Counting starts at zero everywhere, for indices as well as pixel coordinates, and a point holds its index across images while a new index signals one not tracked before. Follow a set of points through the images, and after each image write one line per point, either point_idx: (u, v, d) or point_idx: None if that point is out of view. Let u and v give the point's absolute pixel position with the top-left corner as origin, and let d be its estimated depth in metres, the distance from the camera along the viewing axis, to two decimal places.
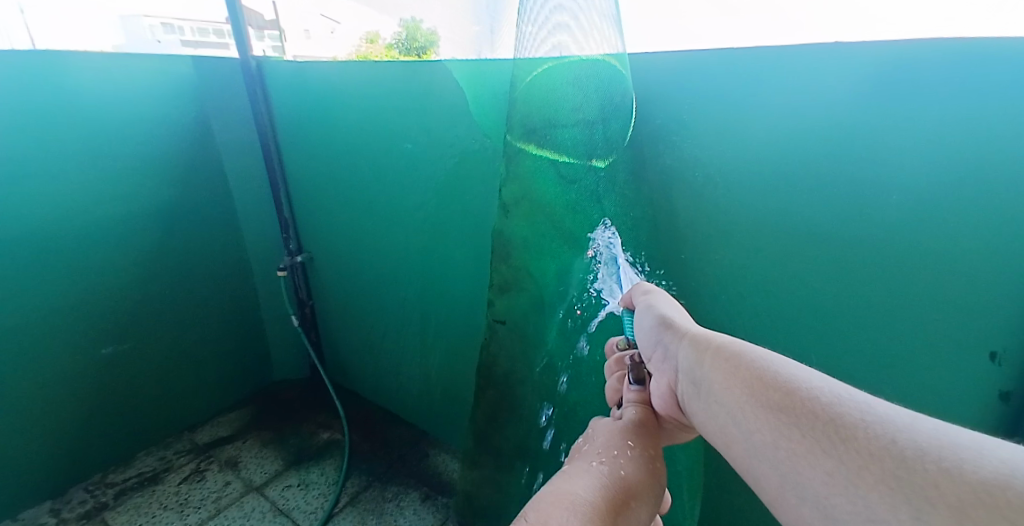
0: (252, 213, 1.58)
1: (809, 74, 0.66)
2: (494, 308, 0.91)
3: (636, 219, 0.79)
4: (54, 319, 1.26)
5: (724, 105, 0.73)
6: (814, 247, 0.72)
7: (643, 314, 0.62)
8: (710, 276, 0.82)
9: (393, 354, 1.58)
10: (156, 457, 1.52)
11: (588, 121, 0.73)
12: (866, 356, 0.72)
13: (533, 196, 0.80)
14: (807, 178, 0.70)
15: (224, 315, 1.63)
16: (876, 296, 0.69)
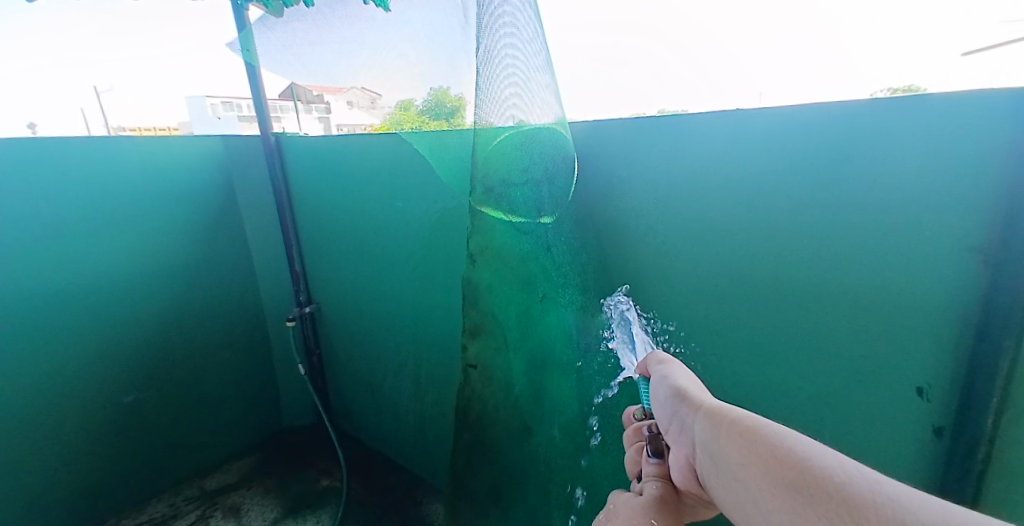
0: (266, 267, 1.65)
1: (792, 135, 0.72)
2: (468, 353, 1.02)
3: (585, 265, 0.88)
4: (70, 370, 1.30)
5: (716, 156, 0.79)
6: (772, 316, 0.80)
7: (658, 380, 0.55)
8: (710, 338, 0.86)
9: (397, 402, 1.60)
10: (166, 503, 1.54)
11: (537, 182, 0.77)
12: (855, 417, 0.77)
13: (494, 247, 0.87)
14: (802, 223, 0.74)
15: (239, 365, 1.67)
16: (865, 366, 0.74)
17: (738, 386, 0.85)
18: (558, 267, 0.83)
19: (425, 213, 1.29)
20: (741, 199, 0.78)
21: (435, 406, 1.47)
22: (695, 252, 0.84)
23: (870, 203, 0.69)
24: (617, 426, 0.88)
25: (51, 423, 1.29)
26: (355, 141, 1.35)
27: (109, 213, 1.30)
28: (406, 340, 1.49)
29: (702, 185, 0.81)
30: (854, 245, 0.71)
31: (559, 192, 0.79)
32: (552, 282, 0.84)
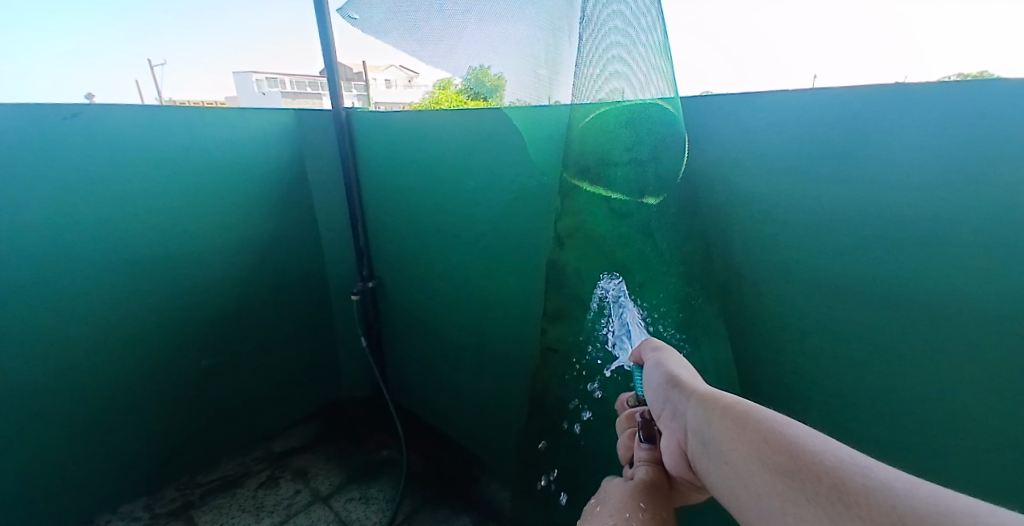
0: (336, 246, 1.84)
1: (804, 121, 0.76)
2: (549, 336, 1.10)
3: (688, 252, 0.82)
4: (178, 330, 1.55)
5: (731, 139, 0.83)
6: (831, 293, 0.80)
7: (656, 371, 0.65)
8: (767, 312, 0.87)
9: (451, 376, 1.72)
10: (238, 461, 1.77)
11: (641, 160, 0.75)
12: (902, 399, 0.78)
13: (585, 230, 0.89)
14: (810, 206, 0.78)
15: (305, 333, 1.89)
16: (906, 345, 0.75)
17: (776, 371, 0.88)
18: (659, 253, 0.81)
19: (479, 194, 1.38)
20: (850, 187, 0.74)
21: (495, 383, 1.55)
22: (803, 244, 0.81)
23: (937, 204, 0.68)
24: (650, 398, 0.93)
25: (162, 375, 1.55)
26: (417, 125, 1.45)
27: (209, 197, 1.52)
28: (467, 318, 1.59)
29: (798, 170, 0.78)
30: (926, 247, 0.71)
31: (670, 170, 0.76)
32: (651, 271, 0.82)
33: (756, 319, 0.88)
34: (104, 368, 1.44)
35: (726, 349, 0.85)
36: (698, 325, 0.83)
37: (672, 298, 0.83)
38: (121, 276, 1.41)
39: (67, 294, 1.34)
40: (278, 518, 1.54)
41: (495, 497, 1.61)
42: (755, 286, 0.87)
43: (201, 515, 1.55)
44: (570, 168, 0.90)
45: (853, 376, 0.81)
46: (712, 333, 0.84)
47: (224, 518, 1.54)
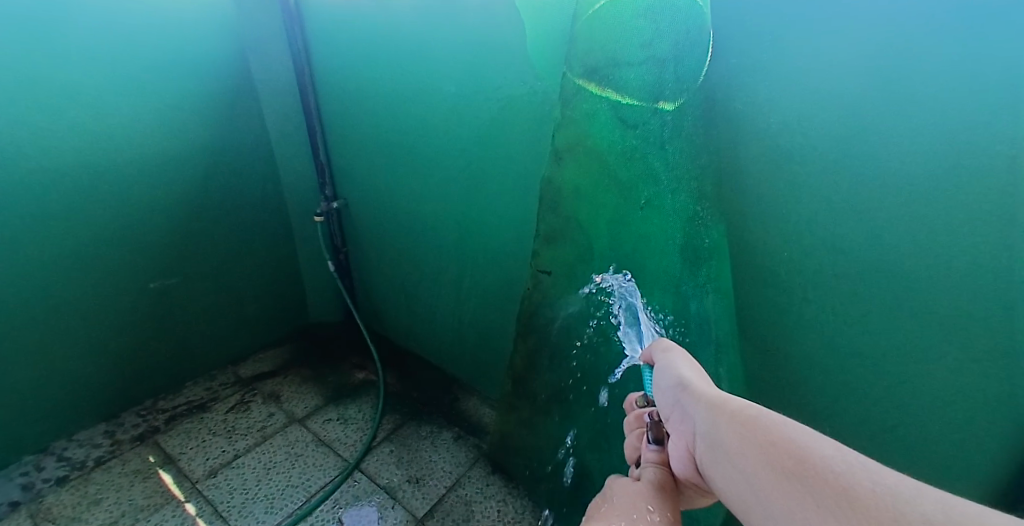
0: (293, 161, 1.67)
1: (818, 70, 0.78)
2: (541, 259, 1.09)
3: (702, 168, 0.89)
4: (120, 246, 1.38)
5: (745, 86, 0.85)
6: (836, 209, 0.83)
7: (667, 372, 0.62)
8: (772, 230, 0.90)
9: (428, 300, 1.67)
10: (203, 387, 1.66)
11: (659, 59, 0.82)
12: (897, 312, 0.83)
13: (586, 144, 0.95)
14: (821, 155, 0.81)
15: (265, 256, 1.74)
16: (910, 258, 0.79)
17: (775, 290, 0.94)
18: (669, 169, 0.88)
19: (463, 100, 1.23)
20: (873, 101, 0.75)
21: (476, 308, 1.51)
22: (820, 158, 0.82)
23: (949, 114, 0.70)
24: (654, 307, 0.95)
25: (108, 296, 1.40)
26: (384, 16, 1.25)
27: (138, 88, 1.29)
28: (446, 242, 1.49)
29: (821, 82, 0.78)
30: (941, 156, 0.72)
31: (687, 81, 0.84)
32: (659, 187, 0.89)
33: (758, 239, 0.93)
34: (37, 286, 1.27)
35: (725, 268, 0.93)
36: (703, 241, 0.92)
37: (683, 211, 0.89)
38: (43, 180, 1.20)
39: None
40: (254, 440, 1.48)
41: (477, 414, 1.62)
42: (762, 206, 0.90)
43: (168, 440, 1.47)
44: (574, 70, 0.92)
45: (848, 291, 0.87)
46: (716, 251, 0.92)
47: (194, 442, 1.46)
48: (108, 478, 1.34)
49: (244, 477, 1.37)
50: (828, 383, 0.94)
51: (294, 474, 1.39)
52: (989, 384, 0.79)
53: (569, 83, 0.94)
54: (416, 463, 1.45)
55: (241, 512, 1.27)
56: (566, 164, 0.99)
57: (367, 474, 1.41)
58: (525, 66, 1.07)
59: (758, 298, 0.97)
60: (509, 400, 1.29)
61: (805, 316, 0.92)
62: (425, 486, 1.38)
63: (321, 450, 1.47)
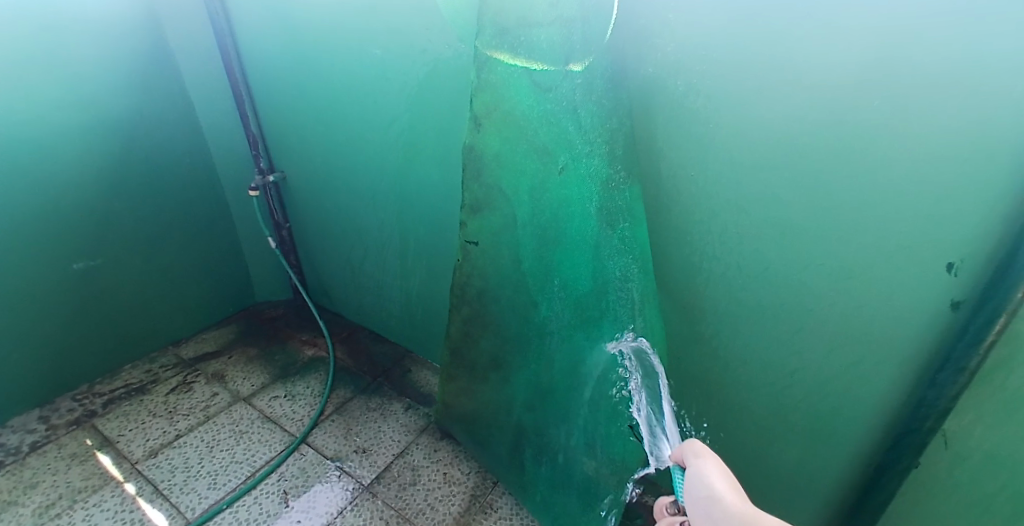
0: (221, 133, 1.59)
1: (807, 77, 0.74)
2: (467, 230, 1.10)
3: (613, 129, 0.89)
4: (35, 228, 1.31)
5: (729, 90, 0.81)
6: (743, 167, 0.85)
7: (702, 486, 0.58)
8: (685, 193, 0.92)
9: (374, 275, 1.66)
10: (143, 369, 1.63)
11: (566, 21, 0.82)
12: (796, 270, 0.87)
13: (504, 110, 0.94)
14: (801, 160, 0.79)
15: (202, 233, 1.68)
16: (805, 212, 0.82)
17: (691, 252, 0.97)
18: (581, 133, 0.88)
19: (390, 67, 1.19)
20: (772, 59, 0.76)
21: (421, 280, 1.52)
22: (726, 116, 0.83)
23: (931, 112, 0.67)
24: (575, 271, 0.98)
25: (27, 281, 1.34)
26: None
27: (39, 54, 1.20)
28: (387, 214, 1.48)
29: (723, 39, 0.78)
30: (831, 111, 0.74)
31: (596, 43, 0.84)
32: (574, 150, 0.90)
33: (671, 202, 0.95)
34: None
35: (642, 228, 0.93)
36: (617, 203, 0.92)
37: (601, 170, 0.90)
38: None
39: None
40: (197, 419, 1.47)
41: (426, 385, 1.65)
42: (673, 167, 0.92)
43: (106, 423, 1.44)
44: (485, 39, 0.89)
45: (750, 248, 0.90)
46: (631, 213, 0.92)
47: (134, 424, 1.44)
48: (44, 462, 1.32)
49: (186, 456, 1.36)
50: (738, 337, 0.98)
51: (239, 451, 1.38)
52: (874, 330, 0.83)
53: (481, 53, 0.91)
54: (364, 434, 1.47)
55: (183, 489, 1.27)
56: (486, 131, 0.98)
57: (314, 447, 1.42)
58: (447, 28, 1.04)
59: (676, 261, 1.00)
60: (447, 370, 1.31)
61: (715, 276, 0.96)
62: (372, 456, 1.41)
63: (268, 426, 1.47)
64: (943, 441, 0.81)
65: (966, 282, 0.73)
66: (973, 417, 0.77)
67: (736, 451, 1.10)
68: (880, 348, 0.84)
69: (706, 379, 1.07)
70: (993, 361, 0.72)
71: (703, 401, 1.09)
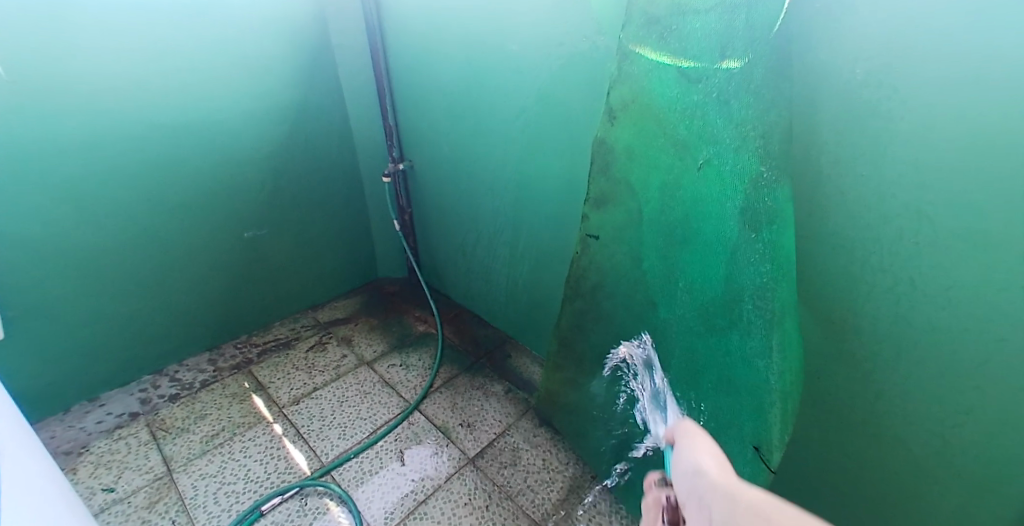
0: (363, 122, 1.76)
1: (978, 71, 0.66)
2: (589, 223, 1.13)
3: (770, 124, 0.82)
4: (216, 200, 1.56)
5: (892, 79, 0.74)
6: (921, 169, 0.75)
7: (691, 461, 0.53)
8: (844, 198, 0.85)
9: (485, 261, 1.74)
10: (288, 327, 1.88)
11: (728, 10, 0.80)
12: (967, 293, 0.76)
13: (643, 102, 0.95)
14: (974, 166, 0.70)
15: (340, 213, 1.89)
16: (994, 229, 0.71)
17: (838, 263, 0.89)
18: (732, 126, 0.84)
19: (524, 62, 1.24)
20: (982, 49, 0.65)
21: (531, 269, 1.57)
22: (910, 114, 0.74)
23: None
24: (705, 273, 0.96)
25: (210, 245, 1.61)
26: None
27: (233, 55, 1.42)
28: (504, 204, 1.54)
29: (900, 26, 0.71)
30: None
31: (757, 33, 0.79)
32: (721, 144, 0.87)
33: (828, 203, 0.87)
34: (153, 230, 1.48)
35: (788, 232, 0.83)
36: (763, 203, 0.85)
37: (755, 163, 0.84)
38: (150, 136, 1.36)
39: (107, 152, 1.32)
40: (330, 376, 1.67)
41: (527, 372, 1.71)
42: (837, 167, 0.84)
43: (260, 370, 1.69)
44: (632, 25, 0.92)
45: (925, 261, 0.79)
46: (779, 215, 0.83)
47: (281, 373, 1.68)
48: (211, 398, 1.58)
49: (321, 407, 1.55)
50: (889, 361, 0.88)
51: (363, 408, 1.55)
52: None
53: (626, 44, 0.94)
54: (468, 410, 1.57)
55: (319, 436, 1.46)
56: (620, 123, 1.00)
57: (425, 415, 1.54)
58: (588, 24, 1.07)
59: (821, 272, 0.93)
60: (555, 359, 1.35)
61: (864, 292, 0.88)
62: (476, 431, 1.49)
63: (386, 390, 1.62)
64: None
65: None
66: None
67: (871, 487, 1.00)
68: None
69: (850, 405, 0.96)
70: None
71: (840, 428, 0.99)
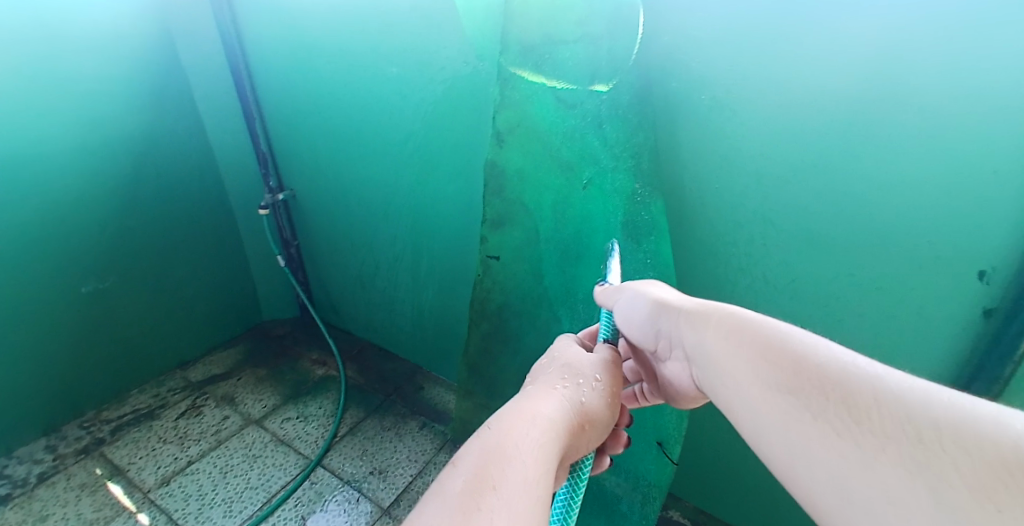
0: (230, 151, 1.57)
1: (809, 96, 0.73)
2: (488, 245, 1.08)
3: (637, 145, 0.87)
4: (40, 252, 1.28)
5: (741, 103, 0.78)
6: (772, 177, 0.81)
7: (637, 292, 0.65)
8: (709, 207, 0.89)
9: (385, 290, 1.63)
10: (150, 394, 1.59)
11: (593, 40, 0.83)
12: (818, 282, 0.85)
13: (529, 126, 0.94)
14: (817, 176, 0.78)
15: (210, 252, 1.67)
16: (829, 224, 0.80)
17: (712, 266, 0.94)
18: (607, 146, 0.89)
19: (406, 84, 1.18)
20: (811, 76, 0.72)
21: (435, 294, 1.50)
22: (758, 134, 0.79)
23: (936, 132, 0.67)
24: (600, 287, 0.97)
25: (35, 307, 1.32)
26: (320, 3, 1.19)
27: (55, 80, 1.19)
28: (399, 229, 1.46)
29: (742, 58, 0.76)
30: (879, 122, 0.70)
31: (619, 62, 0.83)
32: (599, 165, 0.90)
33: (697, 213, 0.91)
34: None
35: (665, 243, 0.90)
36: (640, 217, 0.90)
37: (630, 180, 0.89)
38: None
39: None
40: (208, 445, 1.43)
41: (440, 402, 1.62)
42: (698, 181, 0.88)
43: (116, 451, 1.41)
44: (507, 52, 0.89)
45: (782, 258, 0.86)
46: (655, 227, 0.89)
47: (144, 451, 1.40)
48: (53, 494, 1.28)
49: (199, 484, 1.33)
50: None
51: (253, 477, 1.35)
52: (902, 337, 0.82)
53: (505, 68, 0.91)
54: (380, 454, 1.44)
55: (198, 520, 1.24)
56: (509, 146, 0.98)
57: (330, 470, 1.38)
58: (465, 48, 1.05)
59: (697, 276, 0.97)
60: (465, 386, 1.28)
61: (738, 290, 0.93)
62: (389, 477, 1.37)
63: (280, 450, 1.43)
64: None
65: (1008, 289, 0.70)
66: None
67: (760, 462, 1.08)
68: (911, 358, 0.82)
69: None
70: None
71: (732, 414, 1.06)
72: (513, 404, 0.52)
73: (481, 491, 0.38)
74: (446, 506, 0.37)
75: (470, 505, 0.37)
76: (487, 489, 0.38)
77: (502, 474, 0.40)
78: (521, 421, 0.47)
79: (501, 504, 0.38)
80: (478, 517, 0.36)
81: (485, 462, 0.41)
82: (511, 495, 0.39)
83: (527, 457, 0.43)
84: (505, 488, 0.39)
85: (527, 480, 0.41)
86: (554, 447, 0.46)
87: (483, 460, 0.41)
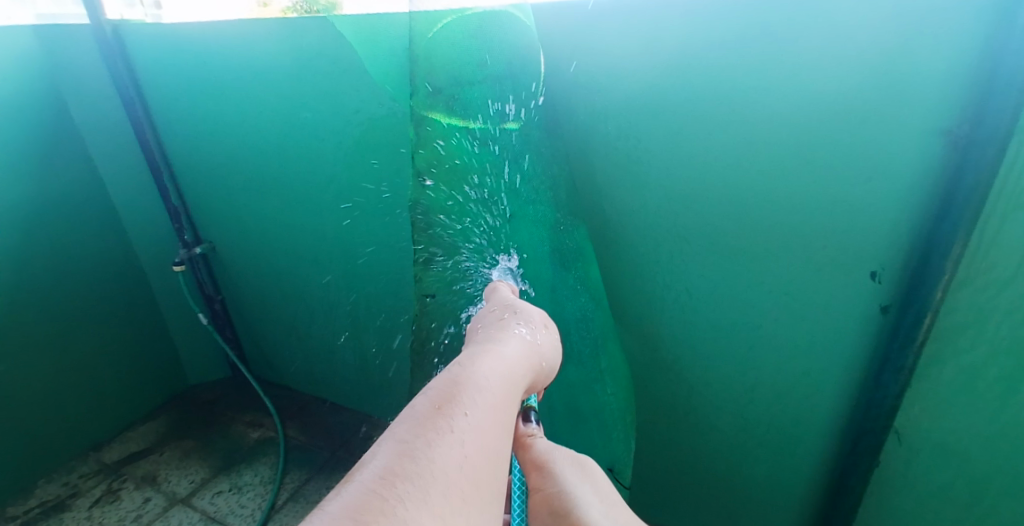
0: (137, 205, 1.42)
1: (752, 126, 0.65)
2: (423, 284, 0.87)
3: (556, 178, 0.79)
4: None
5: (672, 133, 0.70)
6: (685, 194, 0.74)
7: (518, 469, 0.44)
8: (631, 229, 0.81)
9: (321, 339, 1.52)
10: (60, 482, 1.40)
11: (499, 77, 0.72)
12: (736, 297, 0.78)
13: (451, 163, 0.77)
14: (765, 204, 0.69)
15: (119, 318, 1.50)
16: (736, 236, 0.73)
17: (639, 291, 0.85)
18: (525, 181, 0.77)
19: (324, 128, 1.11)
20: (746, 102, 0.64)
21: (375, 341, 1.40)
22: (695, 161, 0.71)
23: (897, 157, 0.59)
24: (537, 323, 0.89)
25: None
26: (225, 43, 1.08)
27: None
28: (331, 274, 1.36)
29: (672, 91, 0.68)
30: (813, 139, 0.62)
31: (525, 95, 0.74)
32: (521, 198, 0.78)
33: (620, 236, 0.83)
34: None
35: (594, 270, 0.83)
36: (567, 246, 0.81)
37: (552, 213, 0.79)
38: None
39: None
40: None
41: None
42: (616, 206, 0.81)
43: None
44: (417, 92, 0.73)
45: (698, 277, 0.80)
46: (582, 255, 0.82)
47: None
48: None
49: None
50: (698, 371, 0.87)
51: None
52: (818, 343, 0.75)
53: (416, 111, 0.74)
54: None
55: None
56: (433, 185, 0.79)
57: None
58: (378, 86, 0.98)
59: (625, 305, 0.88)
60: None
61: (667, 318, 0.86)
62: None
63: None
64: (897, 438, 0.74)
65: (901, 286, 0.66)
66: (919, 409, 0.71)
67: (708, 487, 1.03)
68: (834, 368, 0.76)
69: (668, 412, 0.94)
70: (927, 357, 0.67)
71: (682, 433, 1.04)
72: (473, 347, 0.46)
73: (448, 412, 0.33)
74: (409, 422, 0.32)
75: (439, 422, 0.32)
76: (455, 411, 0.33)
77: (471, 399, 0.35)
78: (487, 357, 0.42)
79: (470, 428, 0.33)
80: (450, 437, 0.31)
81: (453, 389, 0.35)
82: (480, 420, 0.34)
83: (494, 388, 0.38)
84: (475, 413, 0.34)
85: (496, 411, 0.36)
86: (517, 382, 0.42)
87: (451, 389, 0.35)
